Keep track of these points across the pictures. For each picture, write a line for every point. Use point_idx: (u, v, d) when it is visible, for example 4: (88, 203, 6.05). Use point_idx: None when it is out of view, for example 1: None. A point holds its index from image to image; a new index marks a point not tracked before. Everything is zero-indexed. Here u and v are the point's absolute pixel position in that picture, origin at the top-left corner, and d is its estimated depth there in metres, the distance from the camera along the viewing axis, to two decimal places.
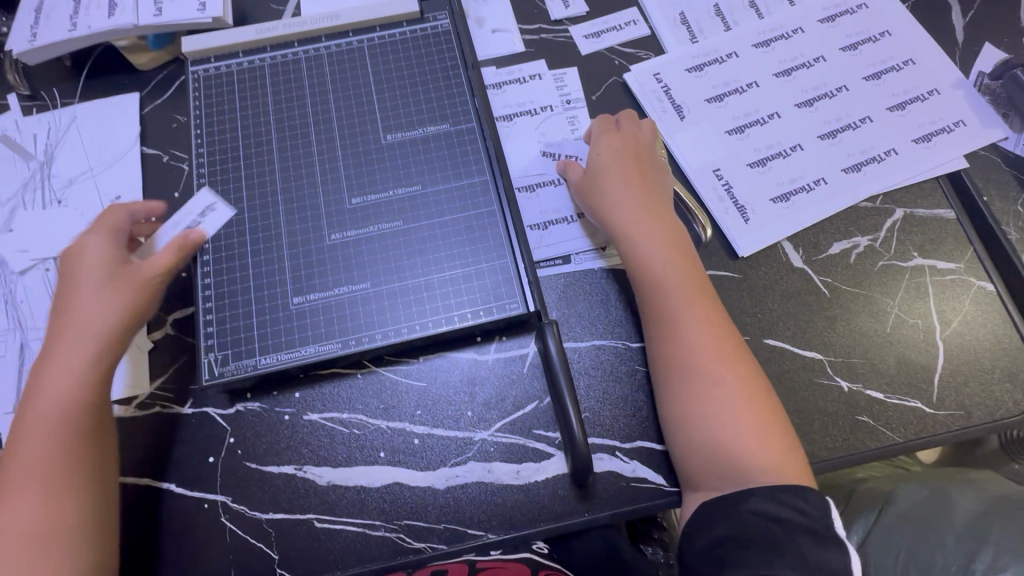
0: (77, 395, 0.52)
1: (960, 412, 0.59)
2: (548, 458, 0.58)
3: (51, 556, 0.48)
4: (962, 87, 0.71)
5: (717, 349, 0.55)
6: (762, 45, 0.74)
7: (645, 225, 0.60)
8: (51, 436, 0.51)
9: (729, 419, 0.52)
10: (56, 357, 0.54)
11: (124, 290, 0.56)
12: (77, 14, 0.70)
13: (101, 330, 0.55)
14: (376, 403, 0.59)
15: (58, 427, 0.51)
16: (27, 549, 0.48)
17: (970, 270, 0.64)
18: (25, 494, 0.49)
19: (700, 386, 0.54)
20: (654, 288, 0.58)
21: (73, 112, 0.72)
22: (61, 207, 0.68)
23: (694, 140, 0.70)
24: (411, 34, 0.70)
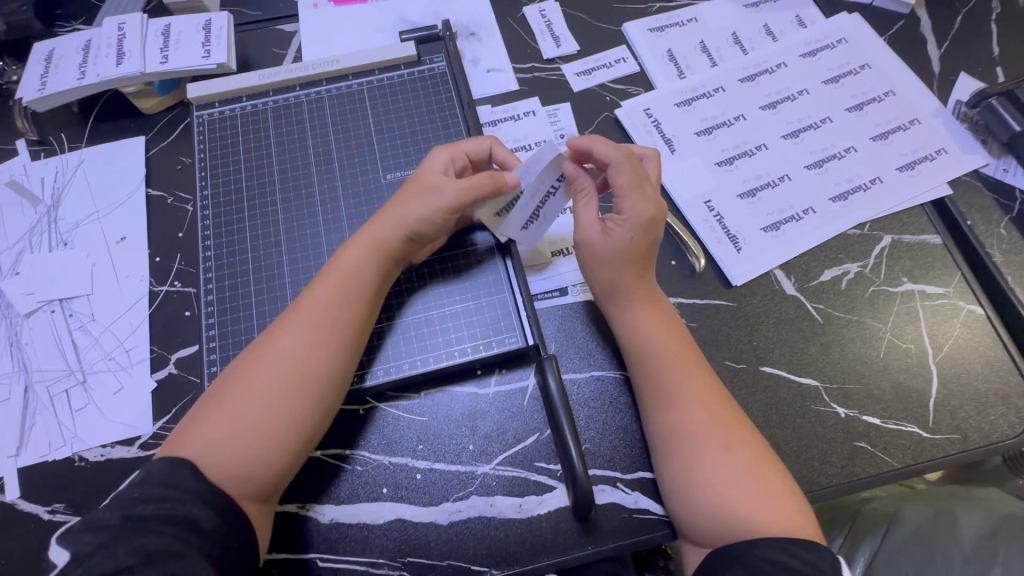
0: (362, 276, 0.56)
1: (957, 435, 0.60)
2: (550, 491, 0.58)
3: (278, 416, 0.50)
4: (942, 116, 0.73)
5: (701, 409, 0.54)
6: (748, 79, 0.77)
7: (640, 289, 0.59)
8: (339, 310, 0.54)
9: (721, 479, 0.51)
10: (359, 251, 0.58)
11: (438, 197, 0.58)
12: (86, 63, 0.72)
13: (386, 263, 0.57)
14: (378, 439, 0.60)
15: (344, 305, 0.55)
16: (265, 405, 0.50)
17: (959, 294, 0.66)
18: (302, 359, 0.52)
19: (700, 455, 0.52)
20: (648, 357, 0.57)
21: (80, 156, 0.74)
22: (68, 249, 0.69)
23: (685, 171, 0.72)
24: (409, 76, 0.73)
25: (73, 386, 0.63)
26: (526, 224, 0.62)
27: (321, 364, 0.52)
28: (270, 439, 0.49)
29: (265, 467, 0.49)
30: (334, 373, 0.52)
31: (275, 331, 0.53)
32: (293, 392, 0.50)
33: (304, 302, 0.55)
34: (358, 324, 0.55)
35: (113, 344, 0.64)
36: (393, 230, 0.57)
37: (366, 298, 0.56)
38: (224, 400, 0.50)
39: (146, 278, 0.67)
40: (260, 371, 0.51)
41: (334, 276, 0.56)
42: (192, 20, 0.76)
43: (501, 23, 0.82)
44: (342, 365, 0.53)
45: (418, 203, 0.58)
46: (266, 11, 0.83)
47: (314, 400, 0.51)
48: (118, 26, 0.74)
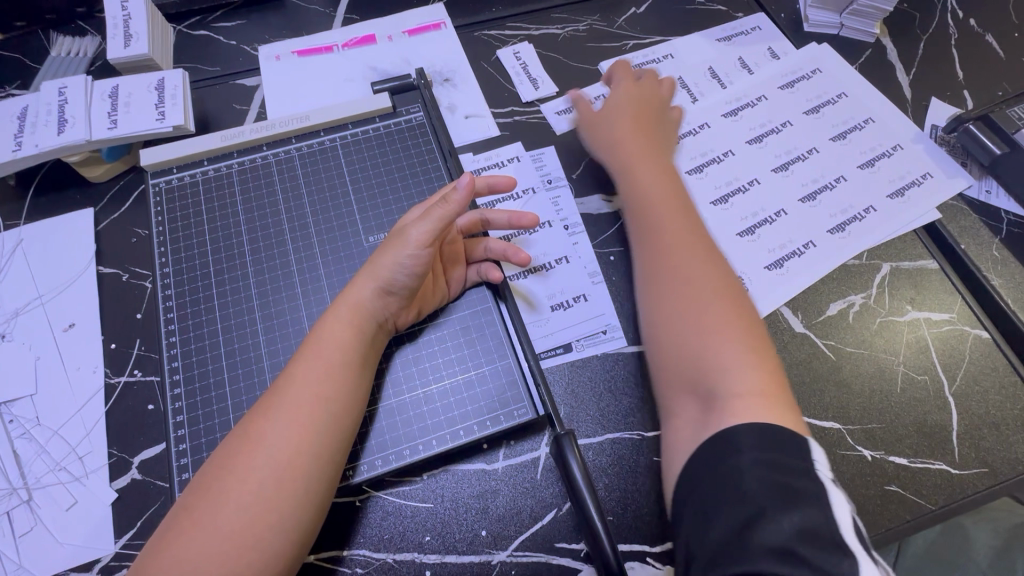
0: (351, 345, 0.51)
1: (985, 469, 0.58)
2: (575, 574, 0.53)
3: (264, 517, 0.44)
4: (921, 141, 0.74)
5: (704, 271, 0.55)
6: (730, 113, 0.76)
7: (665, 203, 0.61)
8: (331, 384, 0.49)
9: (710, 330, 0.51)
10: (336, 306, 0.53)
11: (394, 240, 0.54)
12: (23, 133, 0.66)
13: (369, 321, 0.53)
14: (381, 534, 0.54)
15: (339, 375, 0.49)
16: (247, 503, 0.44)
17: (964, 319, 0.65)
18: (290, 438, 0.46)
19: (697, 307, 0.53)
20: (661, 252, 0.58)
21: (18, 235, 0.66)
22: (6, 342, 0.61)
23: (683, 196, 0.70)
24: (385, 129, 0.69)
25: (16, 506, 0.54)
26: (560, 113, 0.76)
27: (308, 457, 0.46)
28: (258, 551, 0.43)
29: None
30: (325, 461, 0.47)
31: (255, 423, 0.47)
32: (278, 495, 0.44)
33: (284, 385, 0.49)
34: (345, 404, 0.49)
35: (63, 452, 0.56)
36: (367, 286, 0.53)
37: (354, 375, 0.50)
38: (203, 514, 0.43)
39: (100, 369, 0.60)
40: (242, 472, 0.45)
41: (317, 348, 0.50)
42: (143, 80, 0.70)
43: (475, 68, 0.80)
44: (330, 457, 0.47)
45: (390, 253, 0.53)
46: (226, 65, 0.79)
47: (301, 502, 0.45)
48: (59, 90, 0.68)
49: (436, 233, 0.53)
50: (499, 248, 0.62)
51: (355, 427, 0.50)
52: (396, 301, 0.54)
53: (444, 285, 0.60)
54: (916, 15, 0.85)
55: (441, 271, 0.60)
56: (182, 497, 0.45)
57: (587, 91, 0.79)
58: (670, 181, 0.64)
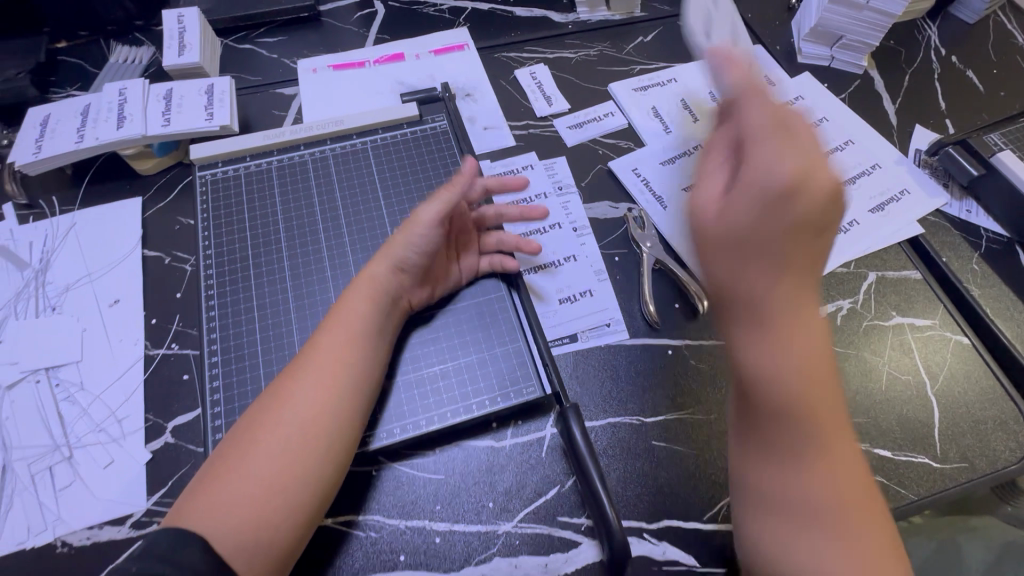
0: (371, 316, 0.56)
1: (964, 463, 0.62)
2: (576, 547, 0.56)
3: (294, 469, 0.48)
4: (903, 163, 0.80)
5: (816, 453, 0.43)
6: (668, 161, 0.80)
7: (799, 362, 0.42)
8: (352, 349, 0.54)
9: (813, 543, 0.42)
10: (359, 281, 0.58)
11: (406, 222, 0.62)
12: (85, 127, 0.72)
13: (386, 295, 0.58)
14: (392, 501, 0.57)
15: (360, 341, 0.54)
16: (278, 456, 0.48)
17: (945, 324, 0.70)
18: (317, 397, 0.51)
19: (801, 525, 0.43)
20: (765, 434, 0.44)
21: (72, 218, 0.72)
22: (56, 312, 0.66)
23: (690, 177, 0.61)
24: (412, 134, 0.76)
25: (57, 462, 0.58)
26: (572, 127, 0.83)
27: (331, 416, 0.50)
28: (284, 497, 0.47)
29: (275, 529, 0.46)
30: (346, 423, 0.52)
31: (284, 384, 0.52)
32: (304, 448, 0.49)
33: (311, 351, 0.54)
34: (365, 367, 0.54)
35: (104, 414, 0.61)
36: (383, 263, 0.59)
37: (373, 343, 0.55)
38: (234, 463, 0.48)
39: (141, 341, 0.64)
40: (271, 425, 0.49)
41: (341, 318, 0.55)
42: (194, 85, 0.77)
43: (495, 85, 0.87)
44: (352, 414, 0.52)
45: (404, 233, 0.61)
46: (267, 75, 0.86)
47: (327, 455, 0.50)
48: (119, 90, 0.75)
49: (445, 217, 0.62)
50: (511, 239, 0.68)
51: (374, 393, 0.54)
52: (409, 278, 0.60)
53: (455, 266, 0.65)
54: (901, 50, 0.92)
55: (454, 255, 0.66)
56: (214, 449, 0.49)
57: (597, 108, 0.85)
58: (811, 305, 0.43)
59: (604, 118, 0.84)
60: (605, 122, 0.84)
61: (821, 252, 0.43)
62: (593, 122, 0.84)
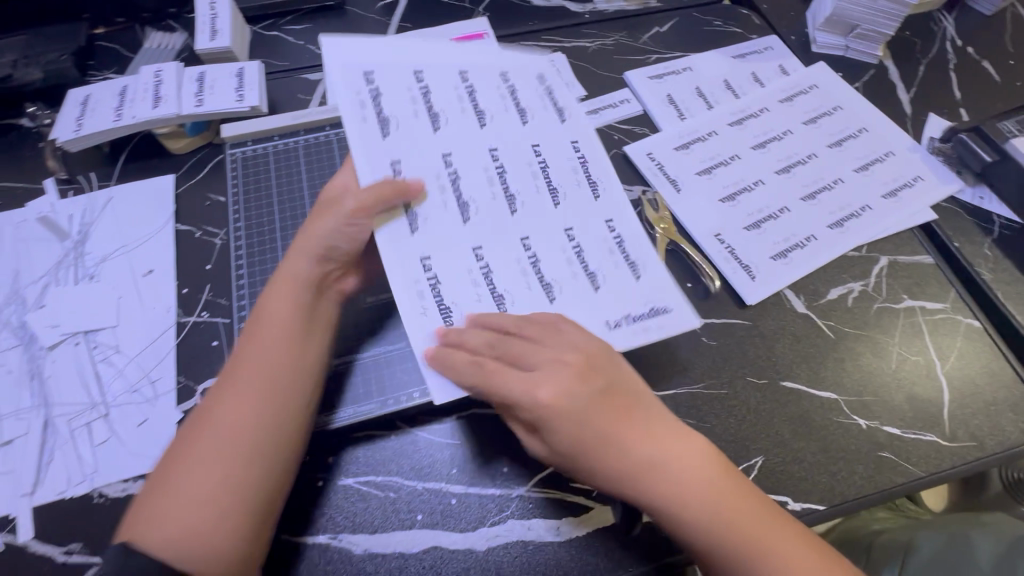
0: (290, 320, 0.57)
1: (973, 442, 0.62)
2: (588, 511, 0.57)
3: (222, 482, 0.50)
4: (917, 151, 0.81)
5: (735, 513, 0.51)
6: (520, 113, 0.66)
7: (677, 454, 0.52)
8: (273, 356, 0.55)
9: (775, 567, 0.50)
10: (278, 287, 0.58)
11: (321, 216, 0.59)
12: (122, 106, 0.76)
13: (306, 297, 0.58)
14: (409, 464, 0.60)
15: (283, 347, 0.55)
16: (207, 470, 0.51)
17: (956, 308, 0.70)
18: (241, 408, 0.53)
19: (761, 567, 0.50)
20: (700, 522, 0.51)
21: (109, 193, 0.76)
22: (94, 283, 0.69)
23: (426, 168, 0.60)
24: None
25: (95, 419, 0.61)
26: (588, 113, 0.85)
27: (252, 423, 0.52)
28: (215, 508, 0.49)
29: (227, 531, 0.49)
30: (275, 420, 0.53)
31: (210, 402, 0.54)
32: (229, 459, 0.51)
33: (237, 363, 0.55)
34: (288, 372, 0.55)
35: (138, 376, 0.64)
36: (302, 262, 0.58)
37: (303, 340, 0.57)
38: (168, 481, 0.51)
39: (173, 309, 0.67)
40: (198, 440, 0.52)
41: (263, 326, 0.57)
42: (225, 68, 0.80)
43: None
44: (279, 419, 0.53)
45: (321, 229, 0.58)
46: (293, 61, 0.90)
47: (255, 463, 0.51)
48: (155, 72, 0.78)
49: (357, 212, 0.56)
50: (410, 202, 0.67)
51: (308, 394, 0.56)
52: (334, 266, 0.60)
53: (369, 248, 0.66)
54: (916, 41, 0.93)
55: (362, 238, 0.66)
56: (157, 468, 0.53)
57: (613, 95, 0.87)
58: (602, 412, 0.51)
59: (620, 104, 0.86)
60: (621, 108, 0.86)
61: (605, 367, 0.52)
62: (608, 108, 0.86)
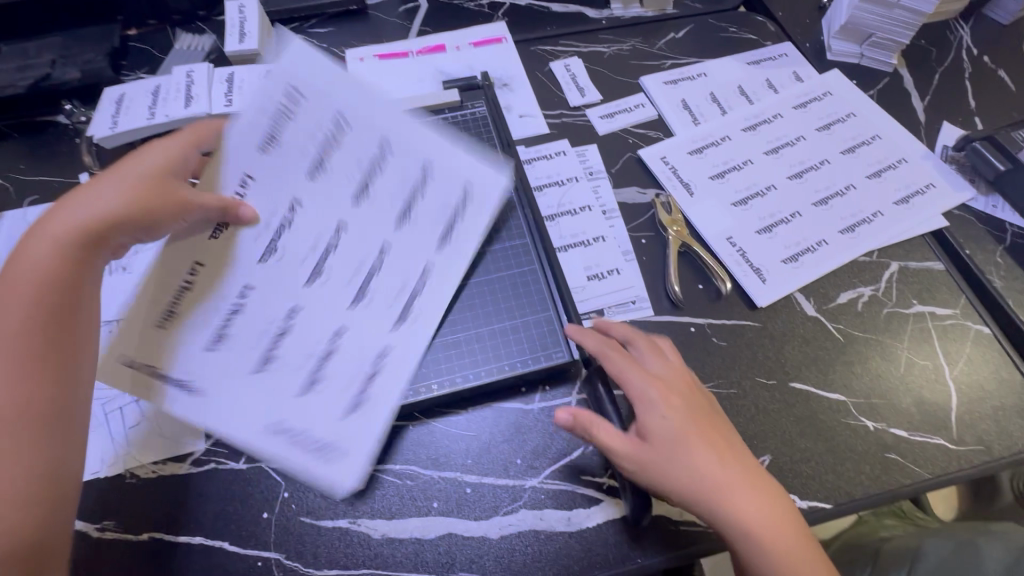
0: (47, 279, 0.51)
1: (980, 446, 0.63)
2: (598, 503, 0.59)
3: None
4: (930, 158, 0.82)
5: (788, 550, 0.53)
6: (402, 219, 0.63)
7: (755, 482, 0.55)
8: (36, 323, 0.49)
9: None
10: (25, 251, 0.52)
11: (141, 194, 0.55)
12: (155, 105, 0.79)
13: (82, 260, 0.53)
14: (426, 454, 0.62)
15: (42, 314, 0.50)
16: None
17: (966, 314, 0.71)
18: (1, 388, 0.47)
19: None
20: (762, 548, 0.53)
21: None
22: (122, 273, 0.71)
23: (217, 296, 0.58)
24: (453, 119, 0.81)
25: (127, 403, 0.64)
26: (604, 117, 0.87)
27: (5, 400, 0.47)
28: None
29: (34, 529, 0.46)
30: (60, 398, 0.49)
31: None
32: (16, 449, 0.47)
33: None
34: (44, 336, 0.50)
35: None
36: (102, 221, 0.53)
37: (70, 299, 0.52)
38: None
39: None
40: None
41: (14, 291, 0.50)
42: (253, 70, 0.83)
43: (531, 76, 0.91)
44: (30, 392, 0.48)
45: (132, 213, 0.54)
46: None
47: (21, 448, 0.47)
48: (186, 73, 0.81)
49: (133, 199, 0.54)
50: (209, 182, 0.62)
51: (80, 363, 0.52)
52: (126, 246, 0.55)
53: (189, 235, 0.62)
54: (932, 49, 0.94)
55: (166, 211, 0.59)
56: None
57: (628, 101, 0.89)
58: (699, 426, 0.56)
59: (636, 109, 0.88)
60: (636, 113, 0.87)
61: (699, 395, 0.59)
62: (624, 112, 0.88)
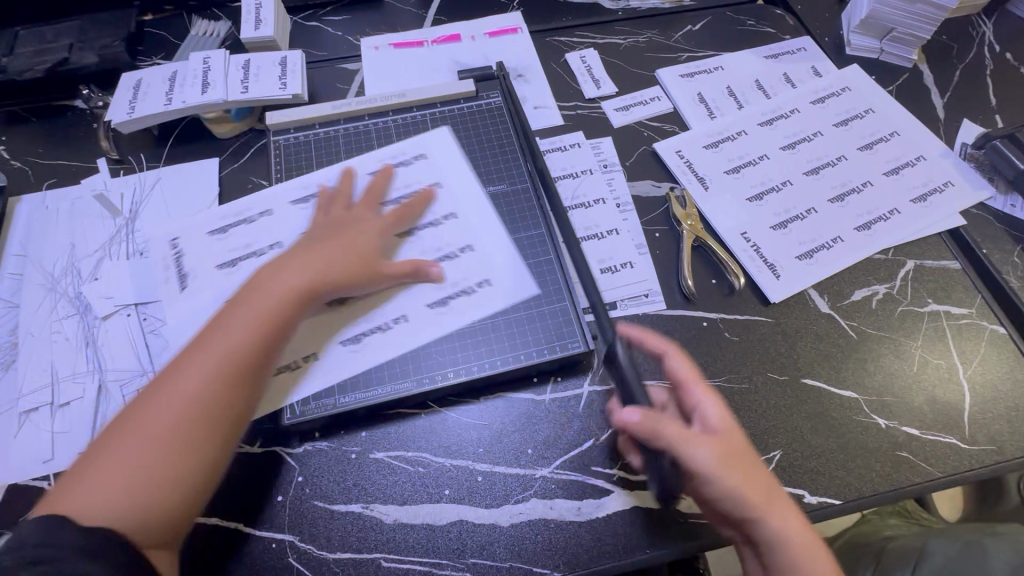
0: (285, 294, 0.57)
1: (993, 446, 0.63)
2: (608, 494, 0.60)
3: (175, 456, 0.49)
4: (949, 156, 0.81)
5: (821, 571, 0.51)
6: (438, 304, 0.65)
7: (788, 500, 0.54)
8: (254, 329, 0.55)
9: None
10: (283, 268, 0.59)
11: (343, 234, 0.64)
12: (172, 91, 0.79)
13: (293, 280, 0.58)
14: (438, 442, 0.62)
15: (264, 324, 0.55)
16: (166, 439, 0.49)
17: (981, 314, 0.71)
18: (204, 378, 0.52)
19: None
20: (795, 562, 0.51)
21: (158, 174, 0.79)
22: (176, 245, 0.70)
23: (367, 314, 0.65)
24: (468, 109, 0.81)
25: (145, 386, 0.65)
26: (619, 110, 0.86)
27: (213, 393, 0.51)
28: (159, 486, 0.48)
29: (170, 509, 0.48)
30: (246, 401, 0.53)
31: (183, 362, 0.53)
32: (183, 433, 0.50)
33: (220, 325, 0.55)
34: (258, 346, 0.54)
35: None
36: (321, 250, 0.61)
37: (286, 321, 0.56)
38: (115, 446, 0.49)
39: None
40: (160, 407, 0.50)
41: (254, 294, 0.57)
42: (269, 57, 0.83)
43: (546, 68, 0.91)
44: (232, 397, 0.52)
45: (331, 243, 0.62)
46: (332, 51, 0.92)
47: (205, 441, 0.50)
48: (203, 60, 0.81)
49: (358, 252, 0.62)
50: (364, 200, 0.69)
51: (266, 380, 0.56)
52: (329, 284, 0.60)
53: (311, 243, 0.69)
54: (953, 45, 0.93)
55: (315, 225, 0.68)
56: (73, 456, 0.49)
57: (643, 94, 0.88)
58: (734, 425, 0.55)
59: (651, 102, 0.87)
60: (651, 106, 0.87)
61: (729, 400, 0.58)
62: (639, 105, 0.87)
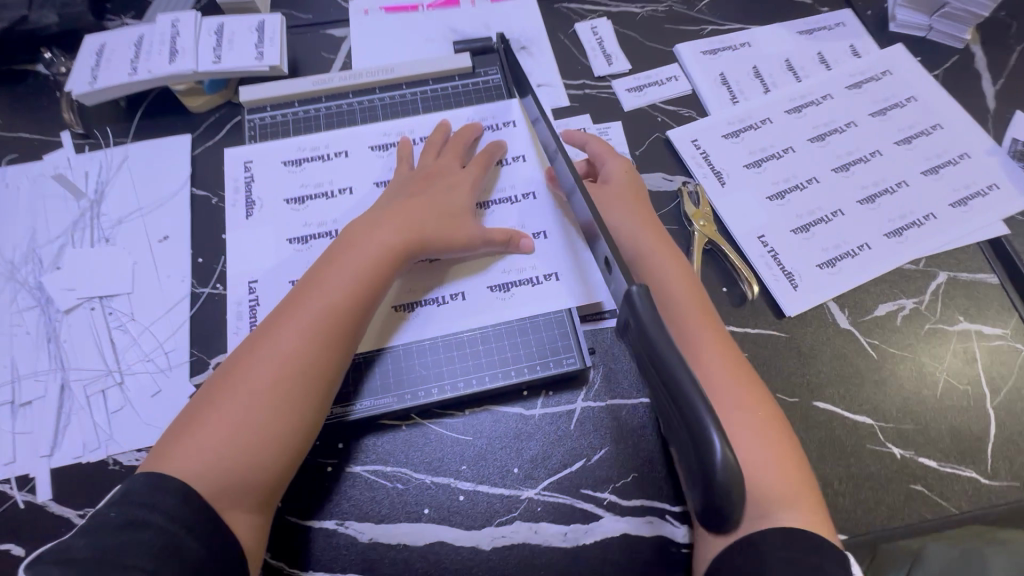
0: (377, 254, 0.57)
1: (1016, 483, 0.58)
2: (597, 520, 0.56)
3: (271, 411, 0.49)
4: (996, 154, 0.72)
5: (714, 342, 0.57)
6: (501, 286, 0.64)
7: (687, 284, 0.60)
8: (351, 289, 0.55)
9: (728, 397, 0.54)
10: (367, 228, 0.59)
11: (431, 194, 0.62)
12: (138, 59, 0.72)
13: (389, 240, 0.58)
14: (419, 457, 0.59)
15: (358, 285, 0.55)
16: (264, 395, 0.49)
17: (1017, 336, 0.64)
18: (301, 338, 0.52)
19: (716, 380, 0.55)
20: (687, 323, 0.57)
21: (126, 151, 0.73)
22: (249, 167, 0.69)
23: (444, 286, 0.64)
24: (463, 87, 0.75)
25: (110, 387, 0.61)
26: (631, 90, 0.78)
27: (309, 351, 0.51)
28: (255, 439, 0.48)
29: (267, 468, 0.49)
30: (336, 359, 0.53)
31: (279, 321, 0.53)
32: (280, 389, 0.50)
33: (317, 285, 0.55)
34: (353, 306, 0.54)
35: (152, 345, 0.63)
36: (412, 210, 0.60)
37: (379, 283, 0.56)
38: (217, 398, 0.49)
39: (187, 280, 0.66)
40: (255, 363, 0.51)
41: (350, 253, 0.57)
42: (246, 22, 0.76)
43: (553, 39, 0.82)
44: (328, 357, 0.52)
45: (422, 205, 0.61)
46: (316, 14, 0.83)
47: (298, 398, 0.50)
48: (172, 23, 0.74)
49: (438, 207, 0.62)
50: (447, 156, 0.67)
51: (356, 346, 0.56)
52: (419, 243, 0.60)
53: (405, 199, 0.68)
54: (1012, 25, 0.82)
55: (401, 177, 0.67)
56: (177, 415, 0.50)
57: (659, 72, 0.79)
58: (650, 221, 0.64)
59: (666, 82, 0.79)
60: (665, 87, 0.78)
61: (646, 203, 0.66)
62: (652, 86, 0.79)
